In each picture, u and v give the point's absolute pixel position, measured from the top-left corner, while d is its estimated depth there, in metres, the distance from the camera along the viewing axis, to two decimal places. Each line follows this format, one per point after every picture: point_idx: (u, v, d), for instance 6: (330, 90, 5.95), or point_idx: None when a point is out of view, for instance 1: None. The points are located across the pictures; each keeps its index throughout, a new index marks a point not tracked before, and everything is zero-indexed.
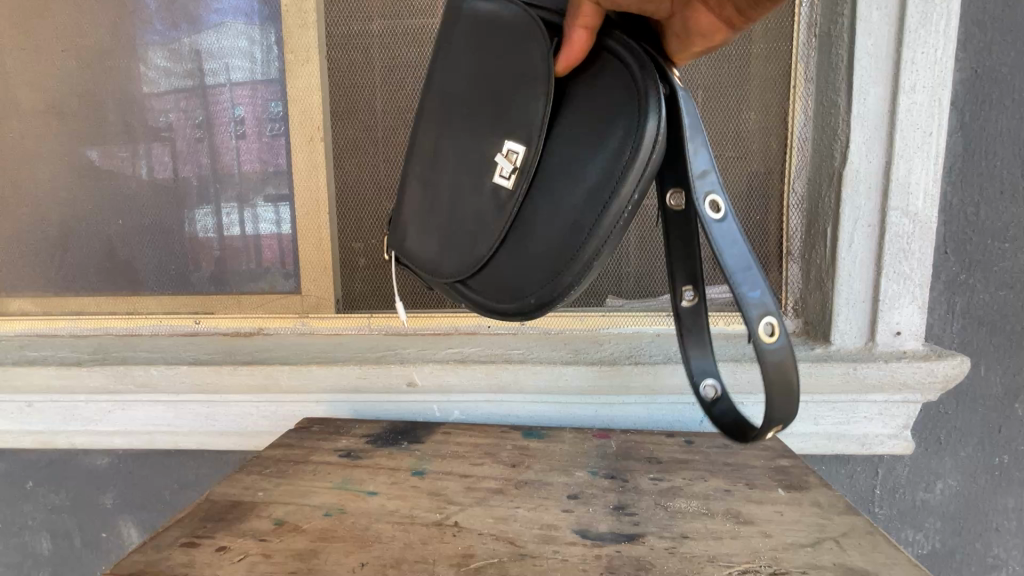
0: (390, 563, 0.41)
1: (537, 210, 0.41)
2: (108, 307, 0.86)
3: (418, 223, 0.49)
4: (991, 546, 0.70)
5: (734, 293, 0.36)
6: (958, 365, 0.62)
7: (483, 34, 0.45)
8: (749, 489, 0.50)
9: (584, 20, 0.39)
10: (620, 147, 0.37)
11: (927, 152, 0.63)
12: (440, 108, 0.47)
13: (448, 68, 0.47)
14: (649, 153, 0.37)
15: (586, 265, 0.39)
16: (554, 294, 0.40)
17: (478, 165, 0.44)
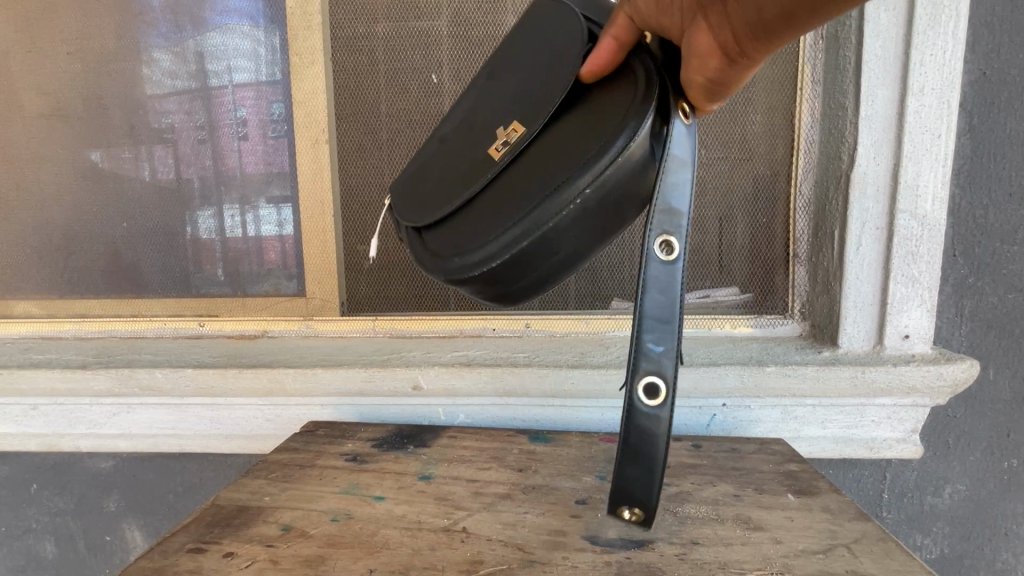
0: (398, 569, 0.40)
1: (504, 184, 0.41)
2: (112, 309, 0.86)
3: (418, 178, 0.51)
4: (1000, 550, 0.70)
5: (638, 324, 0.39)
6: (968, 369, 0.62)
7: (540, 27, 0.47)
8: (758, 494, 0.50)
9: (617, 31, 0.39)
10: (597, 142, 0.37)
11: (936, 154, 0.62)
12: (484, 94, 0.50)
13: (504, 56, 0.50)
14: (617, 153, 0.36)
15: (516, 243, 0.38)
16: (479, 263, 0.40)
17: (483, 139, 0.45)
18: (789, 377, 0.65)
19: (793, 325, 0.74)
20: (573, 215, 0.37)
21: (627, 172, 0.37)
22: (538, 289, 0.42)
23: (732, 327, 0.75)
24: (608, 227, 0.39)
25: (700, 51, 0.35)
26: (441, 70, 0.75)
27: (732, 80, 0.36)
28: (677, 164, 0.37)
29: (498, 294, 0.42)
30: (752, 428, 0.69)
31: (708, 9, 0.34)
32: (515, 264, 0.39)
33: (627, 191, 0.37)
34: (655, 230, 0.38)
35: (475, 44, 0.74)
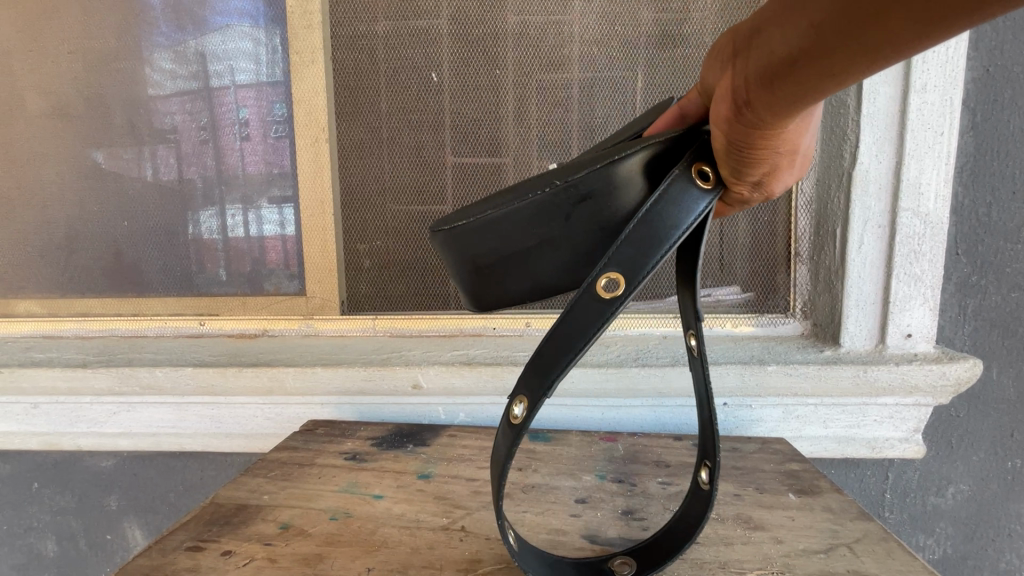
0: (397, 568, 0.40)
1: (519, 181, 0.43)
2: (113, 308, 0.86)
3: None
4: (1003, 551, 0.69)
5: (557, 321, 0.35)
6: (971, 368, 0.61)
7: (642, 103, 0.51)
8: (759, 494, 0.49)
9: (685, 103, 0.37)
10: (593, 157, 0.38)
11: (939, 151, 0.62)
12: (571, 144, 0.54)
13: None
14: (599, 163, 0.36)
15: (484, 213, 0.39)
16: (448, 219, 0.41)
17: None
18: (791, 376, 0.65)
19: (795, 324, 0.74)
20: (539, 206, 0.37)
21: (603, 188, 0.36)
22: (490, 282, 0.41)
23: (734, 325, 0.75)
24: (571, 243, 0.38)
25: (716, 106, 0.29)
26: (441, 68, 0.75)
27: (761, 142, 0.28)
28: (665, 217, 0.34)
29: (459, 269, 0.43)
30: (753, 427, 0.68)
31: (733, 54, 0.27)
32: (476, 234, 0.40)
33: (600, 214, 0.37)
34: (602, 266, 0.34)
35: (475, 43, 0.74)
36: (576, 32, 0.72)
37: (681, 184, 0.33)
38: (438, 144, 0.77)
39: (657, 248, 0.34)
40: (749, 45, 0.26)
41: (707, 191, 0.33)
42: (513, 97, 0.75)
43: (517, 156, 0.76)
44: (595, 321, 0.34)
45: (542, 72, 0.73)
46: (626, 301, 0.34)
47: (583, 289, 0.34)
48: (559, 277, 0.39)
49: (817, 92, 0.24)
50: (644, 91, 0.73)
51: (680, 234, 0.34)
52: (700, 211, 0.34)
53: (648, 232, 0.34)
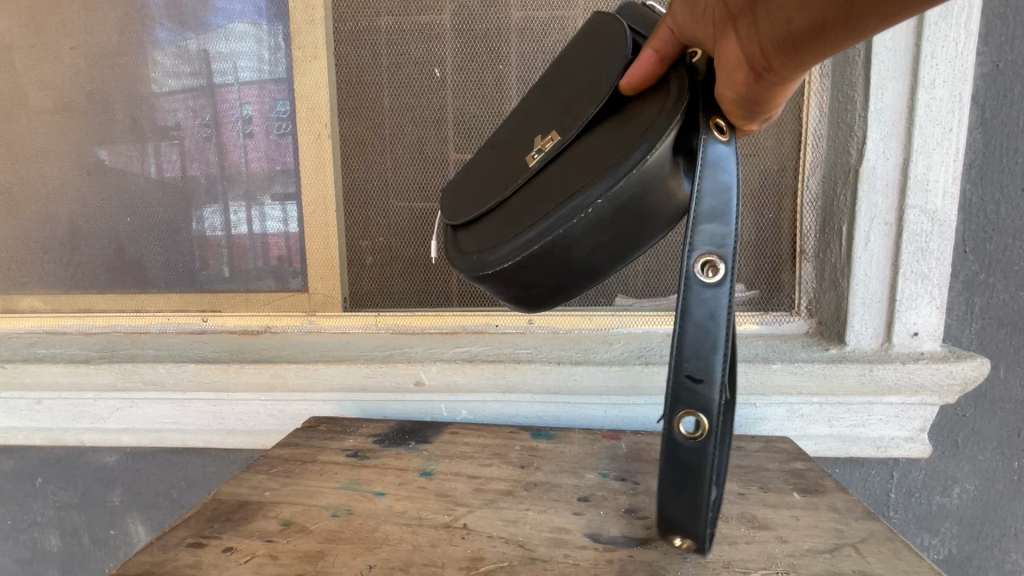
0: (398, 565, 0.39)
1: (534, 187, 0.43)
2: (116, 305, 0.86)
3: (456, 179, 0.54)
4: (1009, 552, 0.69)
5: (682, 337, 0.37)
6: (978, 368, 0.61)
7: (584, 39, 0.48)
8: (763, 493, 0.49)
9: (657, 42, 0.38)
10: (616, 156, 0.37)
11: (947, 148, 0.61)
12: (529, 103, 0.51)
13: (549, 70, 0.51)
14: (635, 165, 0.36)
15: (529, 244, 0.39)
16: (492, 262, 0.41)
17: (525, 150, 0.46)
18: (796, 375, 0.65)
19: (799, 322, 0.73)
20: (585, 226, 0.37)
21: (644, 186, 0.36)
22: (550, 296, 0.42)
23: (739, 323, 0.74)
24: (623, 242, 0.38)
25: (730, 71, 0.33)
26: (444, 64, 0.74)
27: (772, 95, 0.33)
28: (716, 188, 0.36)
29: (510, 295, 0.43)
30: (757, 426, 0.68)
31: (744, 21, 0.31)
32: (524, 267, 0.40)
33: (647, 208, 0.37)
34: (688, 262, 0.36)
35: (478, 38, 0.73)
36: (581, 27, 0.72)
37: (712, 144, 0.35)
38: (441, 140, 0.76)
39: (727, 218, 0.36)
40: (760, 14, 0.30)
41: (726, 140, 0.36)
42: (516, 92, 0.74)
43: None
44: (718, 306, 0.36)
45: (545, 67, 0.73)
46: (729, 270, 0.36)
47: (690, 292, 0.36)
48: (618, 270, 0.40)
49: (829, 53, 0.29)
50: None
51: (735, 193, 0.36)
52: (736, 164, 0.36)
53: (710, 206, 0.36)
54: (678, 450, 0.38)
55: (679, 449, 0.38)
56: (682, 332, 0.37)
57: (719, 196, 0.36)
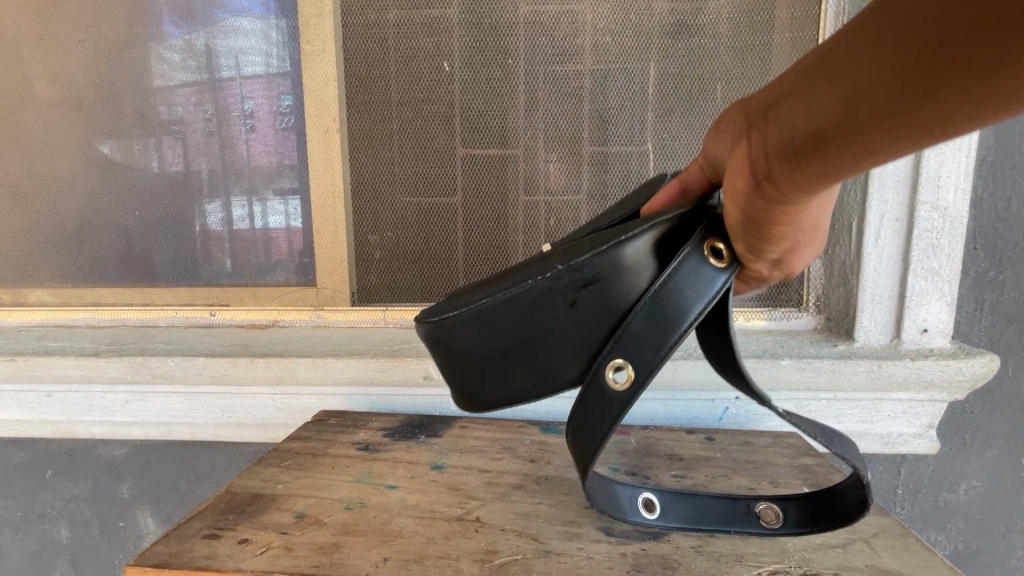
0: (413, 558, 0.39)
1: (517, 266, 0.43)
2: (124, 298, 0.86)
3: None
4: (1015, 548, 0.69)
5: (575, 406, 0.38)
6: (988, 364, 0.61)
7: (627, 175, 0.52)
8: (774, 487, 0.49)
9: (685, 177, 0.38)
10: (598, 238, 0.37)
11: (960, 143, 0.61)
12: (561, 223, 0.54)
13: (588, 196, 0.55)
14: (606, 245, 0.36)
15: (486, 296, 0.38)
16: (443, 310, 0.40)
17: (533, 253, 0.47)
18: (805, 371, 0.65)
19: (808, 319, 0.73)
20: (543, 291, 0.36)
21: (609, 271, 0.36)
22: (488, 375, 0.40)
23: (747, 319, 0.74)
24: (574, 329, 0.37)
25: (733, 182, 0.29)
26: (452, 58, 0.74)
27: (779, 218, 0.28)
28: (677, 302, 0.35)
29: (449, 364, 0.41)
30: (765, 421, 0.68)
31: (750, 130, 0.28)
32: (474, 322, 0.38)
33: (609, 295, 0.36)
34: (603, 357, 0.37)
35: (487, 32, 0.73)
36: (590, 21, 0.71)
37: (694, 265, 0.35)
38: (449, 134, 0.76)
39: (667, 330, 0.36)
40: (766, 119, 0.26)
41: (722, 269, 0.35)
42: (524, 86, 0.74)
43: (527, 148, 0.75)
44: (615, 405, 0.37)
45: (554, 61, 0.73)
46: (638, 387, 0.36)
47: (595, 379, 0.37)
48: (561, 367, 0.38)
49: (845, 169, 0.25)
50: (657, 82, 0.72)
51: (690, 319, 0.36)
52: (715, 289, 0.35)
53: (656, 315, 0.36)
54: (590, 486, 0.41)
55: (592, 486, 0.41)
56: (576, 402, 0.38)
57: (675, 311, 0.35)
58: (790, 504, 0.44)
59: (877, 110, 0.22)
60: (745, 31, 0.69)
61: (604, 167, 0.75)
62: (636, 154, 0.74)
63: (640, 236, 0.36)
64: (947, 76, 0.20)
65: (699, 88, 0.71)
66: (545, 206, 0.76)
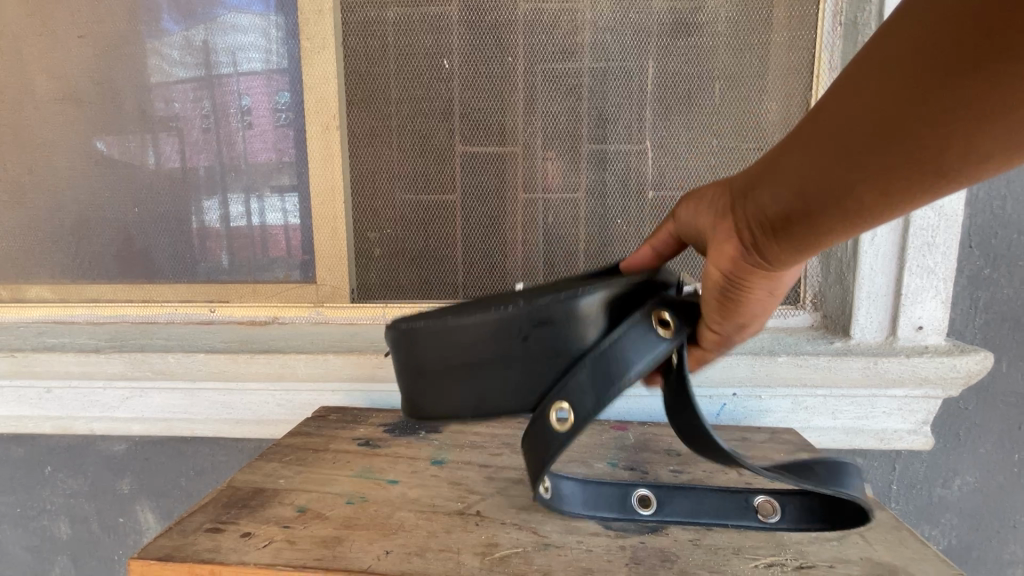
0: (414, 551, 0.39)
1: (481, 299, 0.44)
2: (123, 295, 0.86)
3: None
4: (1007, 543, 0.70)
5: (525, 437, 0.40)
6: (982, 361, 0.62)
7: None
8: (770, 482, 0.50)
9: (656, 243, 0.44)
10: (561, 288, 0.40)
11: None
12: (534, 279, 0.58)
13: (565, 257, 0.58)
14: (563, 293, 0.38)
15: (449, 316, 0.39)
16: (405, 318, 0.40)
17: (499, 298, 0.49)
18: (801, 368, 0.65)
19: (805, 316, 0.73)
20: (501, 323, 0.38)
21: (560, 314, 0.38)
22: (428, 395, 0.40)
23: None
24: (522, 363, 0.38)
25: (719, 248, 0.35)
26: (452, 55, 0.74)
27: (753, 278, 0.35)
28: (623, 359, 0.38)
29: (396, 374, 0.41)
30: (761, 418, 0.69)
31: (733, 207, 0.34)
32: (432, 338, 0.39)
33: (560, 339, 0.38)
34: (546, 398, 0.39)
35: (487, 30, 0.73)
36: (589, 19, 0.72)
37: (643, 329, 0.38)
38: (448, 132, 0.76)
39: (609, 383, 0.37)
40: (746, 198, 0.33)
41: (665, 337, 0.38)
42: (524, 84, 0.74)
43: (526, 146, 0.76)
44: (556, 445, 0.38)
45: (554, 60, 0.73)
46: (576, 431, 0.38)
47: (540, 415, 0.39)
48: (502, 399, 0.39)
49: (808, 240, 0.31)
50: (656, 80, 0.72)
51: (632, 376, 0.37)
52: (657, 355, 0.38)
53: (603, 367, 0.37)
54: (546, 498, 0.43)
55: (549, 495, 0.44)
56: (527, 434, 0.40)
57: (621, 366, 0.37)
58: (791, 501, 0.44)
59: (838, 192, 0.29)
60: (744, 29, 0.70)
61: (603, 164, 0.75)
62: (635, 152, 0.74)
63: (597, 291, 0.38)
64: (890, 170, 0.27)
65: (698, 86, 0.72)
66: (544, 204, 0.77)
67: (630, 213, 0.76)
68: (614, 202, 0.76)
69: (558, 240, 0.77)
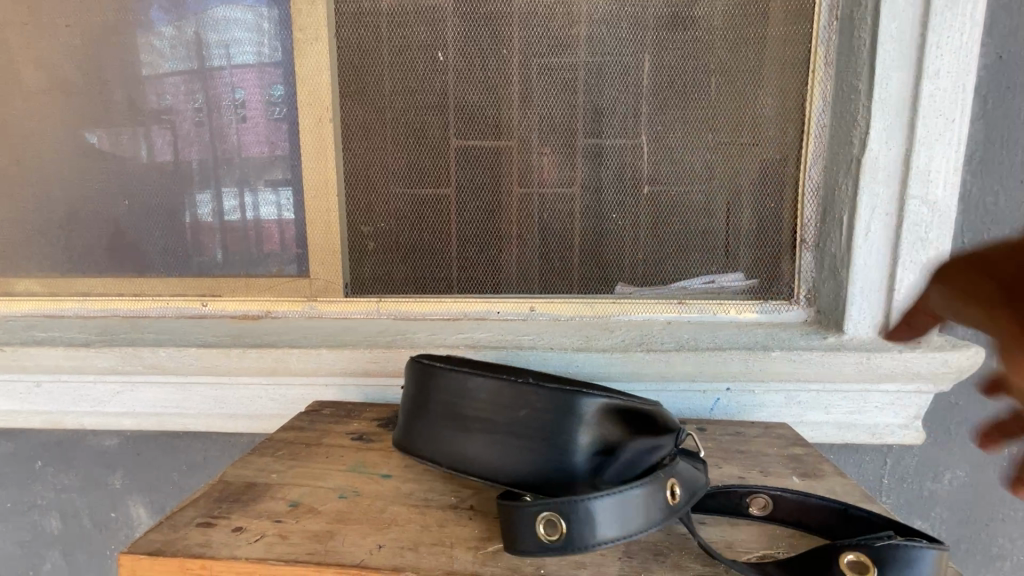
0: (407, 546, 0.39)
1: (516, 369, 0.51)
2: (113, 289, 0.85)
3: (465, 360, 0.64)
4: (996, 536, 0.71)
5: (513, 511, 0.38)
6: (973, 356, 0.63)
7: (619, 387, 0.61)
8: (763, 475, 0.50)
9: None
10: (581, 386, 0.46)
11: (949, 139, 0.62)
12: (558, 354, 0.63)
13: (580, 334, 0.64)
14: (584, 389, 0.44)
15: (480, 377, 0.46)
16: (445, 365, 0.48)
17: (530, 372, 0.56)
18: (795, 363, 0.65)
19: (798, 311, 0.73)
20: (518, 398, 0.45)
21: (574, 408, 0.44)
22: (441, 434, 0.47)
23: (738, 311, 0.74)
24: (518, 433, 0.45)
25: None
26: (446, 48, 0.74)
27: None
28: (630, 508, 0.38)
29: (417, 408, 0.49)
30: (755, 412, 0.69)
31: None
32: (458, 390, 0.47)
33: (557, 427, 0.44)
34: (542, 505, 0.38)
35: (483, 23, 0.73)
36: (585, 12, 0.71)
37: (657, 483, 0.40)
38: (443, 125, 0.75)
39: (613, 525, 0.38)
40: None
41: (671, 509, 0.40)
42: (520, 78, 0.73)
43: (521, 140, 0.75)
44: (543, 544, 0.37)
45: (549, 52, 0.72)
46: (561, 548, 0.37)
47: (535, 517, 0.37)
48: (487, 460, 0.45)
49: None
50: (652, 74, 0.72)
51: (629, 531, 0.38)
52: (656, 523, 0.39)
53: (609, 505, 0.38)
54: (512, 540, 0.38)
55: (524, 540, 0.38)
56: (519, 510, 0.38)
57: (628, 513, 0.38)
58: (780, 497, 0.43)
59: None
60: (740, 24, 0.70)
61: (599, 159, 0.75)
62: (631, 147, 0.74)
63: (611, 399, 0.44)
64: None
65: (694, 81, 0.72)
66: (540, 199, 0.76)
67: (625, 207, 0.75)
68: (609, 196, 0.75)
69: (553, 234, 0.77)
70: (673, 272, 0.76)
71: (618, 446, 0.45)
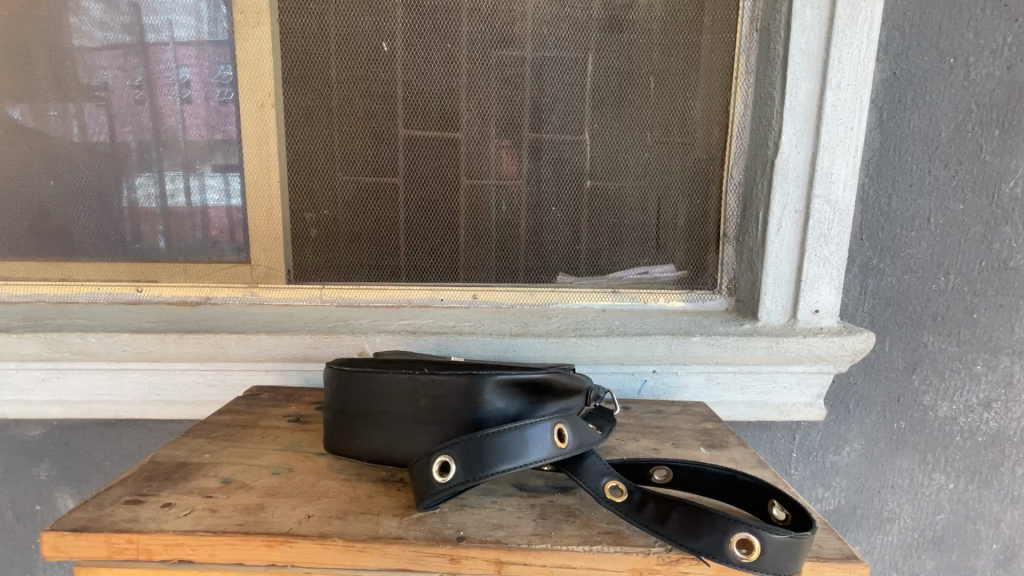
0: (336, 514, 0.41)
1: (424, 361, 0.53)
2: (36, 273, 0.80)
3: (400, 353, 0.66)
4: (886, 501, 0.80)
5: (418, 463, 0.42)
6: (866, 340, 0.70)
7: None
8: (674, 447, 0.54)
9: None
10: (478, 368, 0.49)
11: (849, 145, 0.69)
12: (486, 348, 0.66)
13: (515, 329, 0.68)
14: (478, 371, 0.47)
15: (379, 373, 0.48)
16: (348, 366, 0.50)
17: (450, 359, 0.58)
18: (713, 347, 0.71)
19: (720, 300, 0.79)
20: (415, 388, 0.47)
21: (472, 389, 0.46)
22: (354, 430, 0.48)
23: (666, 300, 0.79)
24: (426, 421, 0.47)
25: None
26: (392, 38, 0.74)
27: None
28: (519, 442, 0.42)
29: (331, 410, 0.50)
30: (678, 393, 0.74)
31: None
32: (362, 389, 0.48)
33: (460, 411, 0.46)
34: (441, 450, 0.42)
35: (426, 15, 0.74)
36: (528, 10, 0.74)
37: (542, 426, 0.43)
38: (389, 115, 0.76)
39: (503, 458, 0.41)
40: None
41: (563, 449, 0.43)
42: (465, 72, 0.75)
43: (468, 133, 0.77)
44: (444, 485, 0.41)
45: (492, 46, 0.75)
46: (460, 487, 0.41)
47: (433, 463, 0.42)
48: (405, 448, 0.47)
49: None
50: (592, 74, 0.75)
51: (522, 464, 0.42)
52: (548, 456, 0.43)
53: (500, 444, 0.42)
54: (422, 493, 0.42)
55: (430, 489, 0.41)
56: (422, 460, 0.42)
57: (519, 447, 0.42)
58: (688, 470, 0.48)
59: None
60: (672, 30, 0.74)
61: (539, 154, 0.78)
62: (570, 142, 0.77)
63: (503, 375, 0.47)
64: None
65: (628, 82, 0.76)
66: (484, 190, 0.79)
67: (564, 200, 0.79)
68: (549, 189, 0.79)
69: (497, 226, 0.80)
70: (607, 263, 0.81)
71: (521, 413, 0.48)
